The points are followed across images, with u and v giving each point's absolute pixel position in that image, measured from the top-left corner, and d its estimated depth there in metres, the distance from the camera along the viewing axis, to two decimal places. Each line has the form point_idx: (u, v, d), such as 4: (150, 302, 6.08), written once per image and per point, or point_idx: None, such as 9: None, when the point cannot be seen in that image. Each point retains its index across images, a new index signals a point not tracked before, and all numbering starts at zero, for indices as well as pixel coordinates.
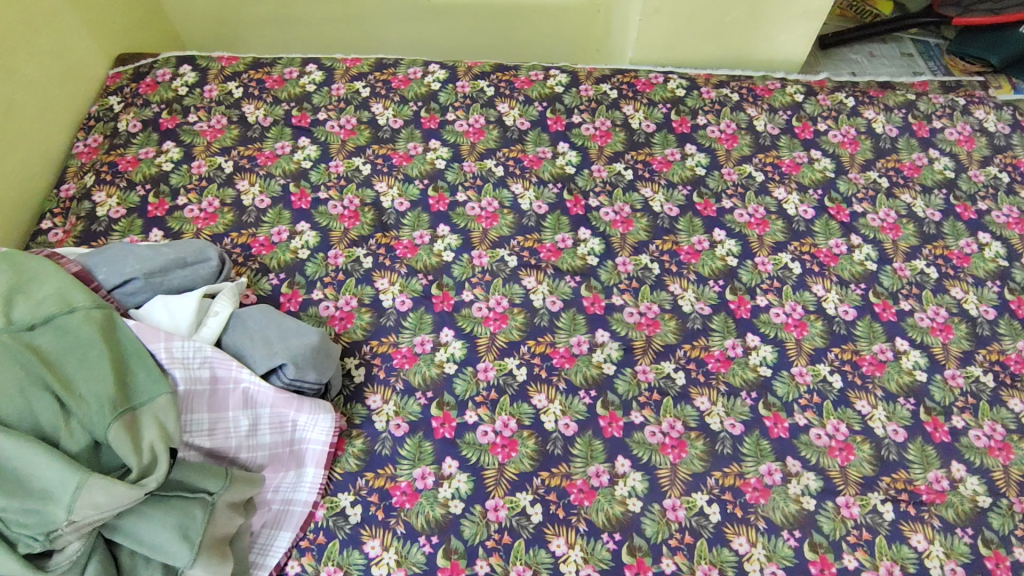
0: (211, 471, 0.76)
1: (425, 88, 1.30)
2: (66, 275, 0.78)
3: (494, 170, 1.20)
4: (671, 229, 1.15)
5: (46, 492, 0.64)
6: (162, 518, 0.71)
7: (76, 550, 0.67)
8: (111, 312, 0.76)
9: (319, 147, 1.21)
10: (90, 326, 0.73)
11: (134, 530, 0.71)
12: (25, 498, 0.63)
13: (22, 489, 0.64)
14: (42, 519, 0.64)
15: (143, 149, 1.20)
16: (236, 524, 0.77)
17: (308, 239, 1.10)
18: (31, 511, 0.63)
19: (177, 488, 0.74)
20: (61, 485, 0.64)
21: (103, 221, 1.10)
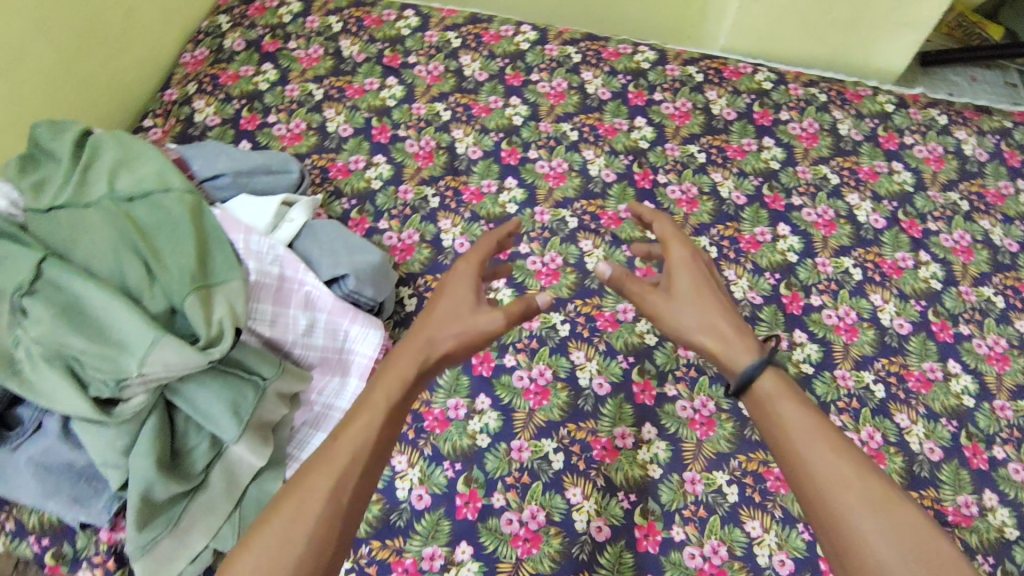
0: (266, 359, 0.82)
1: (514, 47, 1.32)
2: (166, 161, 0.84)
3: (568, 134, 1.21)
4: (735, 217, 1.15)
5: (124, 342, 0.70)
6: (218, 392, 0.78)
7: (140, 403, 0.73)
8: (201, 201, 0.81)
9: (405, 88, 1.25)
10: (181, 206, 0.78)
11: (192, 398, 0.77)
12: (105, 344, 0.70)
13: (104, 336, 0.70)
14: (117, 366, 0.69)
15: (243, 67, 1.27)
16: (280, 414, 0.83)
17: (382, 171, 1.15)
18: (109, 356, 0.69)
19: (234, 368, 0.80)
20: (138, 338, 0.70)
21: (199, 126, 1.18)
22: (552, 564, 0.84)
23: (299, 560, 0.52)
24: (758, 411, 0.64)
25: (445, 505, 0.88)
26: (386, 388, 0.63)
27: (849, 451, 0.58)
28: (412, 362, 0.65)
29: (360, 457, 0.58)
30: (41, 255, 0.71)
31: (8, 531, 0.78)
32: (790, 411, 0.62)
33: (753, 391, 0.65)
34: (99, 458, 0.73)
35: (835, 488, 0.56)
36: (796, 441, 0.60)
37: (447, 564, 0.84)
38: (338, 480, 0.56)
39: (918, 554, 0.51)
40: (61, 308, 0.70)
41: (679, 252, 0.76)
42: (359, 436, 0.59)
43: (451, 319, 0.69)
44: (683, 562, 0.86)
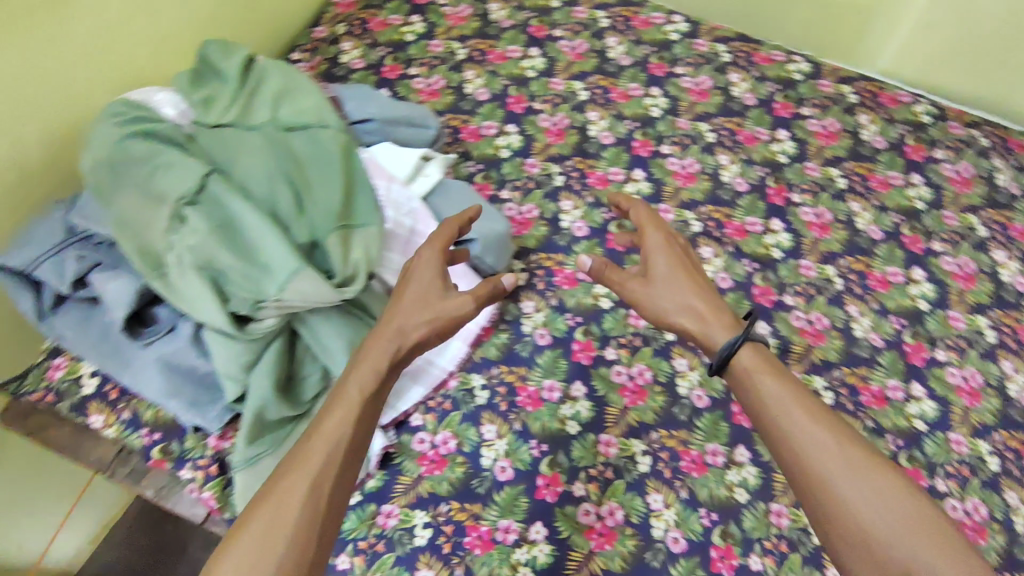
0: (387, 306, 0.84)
1: (663, 36, 1.27)
2: (324, 96, 0.86)
3: (705, 135, 1.17)
4: (867, 251, 1.08)
5: (264, 265, 0.72)
6: (339, 328, 0.79)
7: (270, 326, 0.76)
8: (353, 141, 0.83)
9: (547, 62, 1.23)
10: (336, 144, 0.80)
11: (315, 329, 0.79)
12: (248, 263, 0.72)
13: (248, 255, 0.73)
14: (255, 287, 0.72)
15: (393, 16, 1.28)
16: None
17: (512, 141, 1.13)
18: (249, 276, 0.72)
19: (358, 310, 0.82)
20: (279, 264, 0.72)
21: (344, 68, 1.20)
22: (623, 564, 0.83)
23: (290, 542, 0.56)
24: (743, 389, 0.71)
25: (525, 482, 0.88)
26: (361, 376, 0.69)
27: (826, 417, 0.65)
28: (383, 357, 0.72)
29: (339, 449, 0.63)
30: (206, 168, 0.74)
31: (124, 421, 0.83)
32: (772, 387, 0.69)
33: (733, 368, 0.72)
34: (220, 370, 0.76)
35: (820, 455, 0.63)
36: (782, 414, 0.66)
37: (520, 540, 0.84)
38: (321, 471, 0.61)
39: (896, 511, 0.59)
40: (216, 221, 0.73)
41: (654, 243, 0.84)
42: (336, 433, 0.64)
43: (417, 307, 0.75)
44: None
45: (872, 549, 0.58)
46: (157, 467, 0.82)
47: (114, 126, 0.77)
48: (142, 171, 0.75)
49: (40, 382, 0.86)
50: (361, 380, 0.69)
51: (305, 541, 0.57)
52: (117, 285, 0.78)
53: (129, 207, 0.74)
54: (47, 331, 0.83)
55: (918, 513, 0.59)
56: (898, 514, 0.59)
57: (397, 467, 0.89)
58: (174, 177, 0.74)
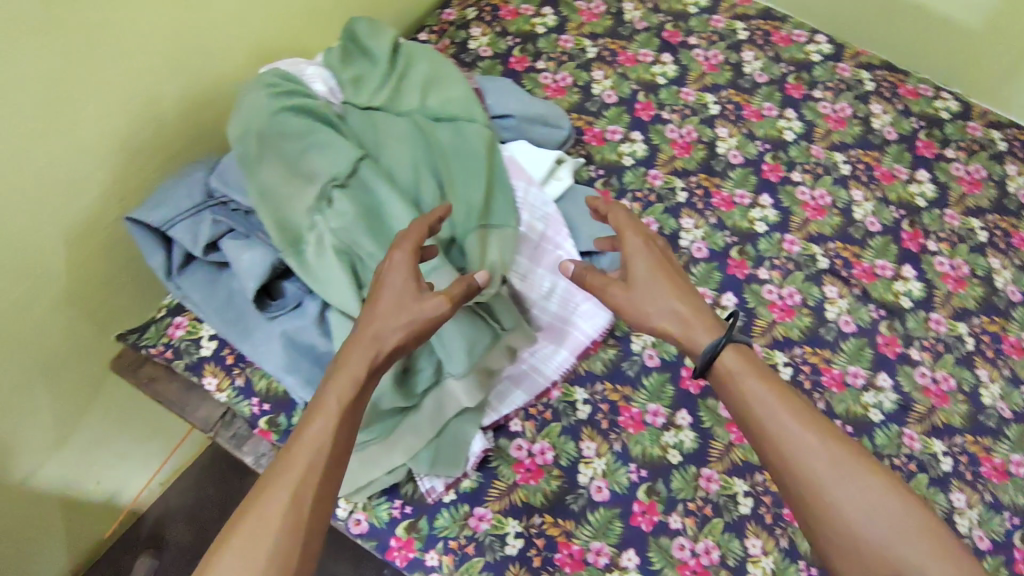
0: (510, 310, 0.82)
1: (804, 55, 1.21)
2: (470, 88, 0.85)
3: (840, 166, 1.11)
4: (1003, 312, 1.01)
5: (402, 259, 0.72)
6: (461, 327, 0.78)
7: None
8: (496, 138, 0.82)
9: (679, 69, 1.18)
10: (481, 139, 0.79)
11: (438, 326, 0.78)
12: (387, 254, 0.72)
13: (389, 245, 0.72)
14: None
15: (524, 5, 1.24)
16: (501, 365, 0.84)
17: (637, 150, 1.09)
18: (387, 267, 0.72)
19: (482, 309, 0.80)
20: (418, 260, 0.71)
21: (472, 54, 1.17)
22: None
23: (269, 558, 0.55)
24: (730, 394, 0.69)
25: (621, 506, 0.85)
26: (338, 389, 0.62)
27: (812, 421, 0.66)
28: (359, 368, 0.63)
29: (315, 467, 0.59)
30: (357, 152, 0.74)
31: (238, 387, 0.83)
32: (761, 392, 0.68)
33: (719, 373, 0.70)
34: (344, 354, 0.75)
35: (807, 458, 0.64)
36: (770, 424, 0.66)
37: (611, 565, 0.82)
38: (300, 486, 0.58)
39: (886, 515, 0.61)
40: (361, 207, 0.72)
41: (634, 248, 0.76)
42: (311, 447, 0.60)
43: (395, 309, 0.65)
44: None
45: (865, 550, 0.60)
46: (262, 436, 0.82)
47: (265, 93, 0.75)
48: (292, 146, 0.74)
49: (160, 338, 0.86)
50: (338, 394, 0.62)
51: (285, 555, 0.55)
52: (250, 255, 0.77)
53: (272, 177, 0.73)
54: (173, 289, 0.84)
55: (906, 510, 0.61)
56: (887, 514, 0.61)
57: (493, 471, 0.86)
58: (324, 157, 0.74)
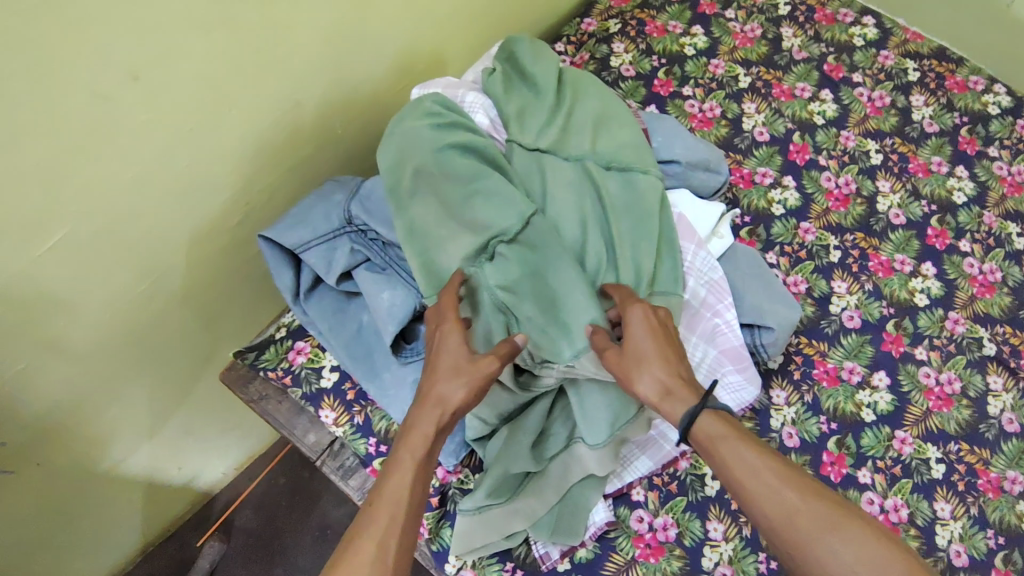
0: None
1: (980, 105, 1.10)
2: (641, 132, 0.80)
3: (1014, 239, 1.00)
4: None
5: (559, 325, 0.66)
6: (598, 395, 0.73)
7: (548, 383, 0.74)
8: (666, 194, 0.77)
9: (839, 109, 1.08)
10: (654, 195, 0.74)
11: (579, 392, 0.74)
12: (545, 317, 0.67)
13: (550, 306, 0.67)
14: (550, 343, 0.66)
15: (672, 21, 1.14)
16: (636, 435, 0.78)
17: (789, 199, 1.00)
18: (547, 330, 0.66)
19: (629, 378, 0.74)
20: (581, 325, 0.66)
21: (614, 73, 1.08)
22: None
23: None
24: (710, 457, 0.59)
25: None
26: (411, 443, 0.59)
27: (802, 486, 0.56)
28: (426, 424, 0.59)
29: (398, 516, 0.55)
30: (526, 204, 0.70)
31: (356, 424, 0.78)
32: (739, 452, 0.58)
33: (699, 438, 0.60)
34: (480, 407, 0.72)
35: (789, 520, 0.55)
36: (751, 491, 0.57)
37: None
38: (384, 536, 0.54)
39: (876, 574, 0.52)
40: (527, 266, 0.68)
41: (634, 313, 0.64)
42: (392, 498, 0.56)
43: (451, 368, 0.61)
44: None
45: None
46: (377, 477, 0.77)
47: (431, 130, 0.71)
48: (458, 192, 0.71)
49: (280, 361, 0.81)
50: (409, 448, 0.59)
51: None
52: (389, 295, 0.71)
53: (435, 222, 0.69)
54: (298, 313, 0.77)
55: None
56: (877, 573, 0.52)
57: (611, 543, 0.79)
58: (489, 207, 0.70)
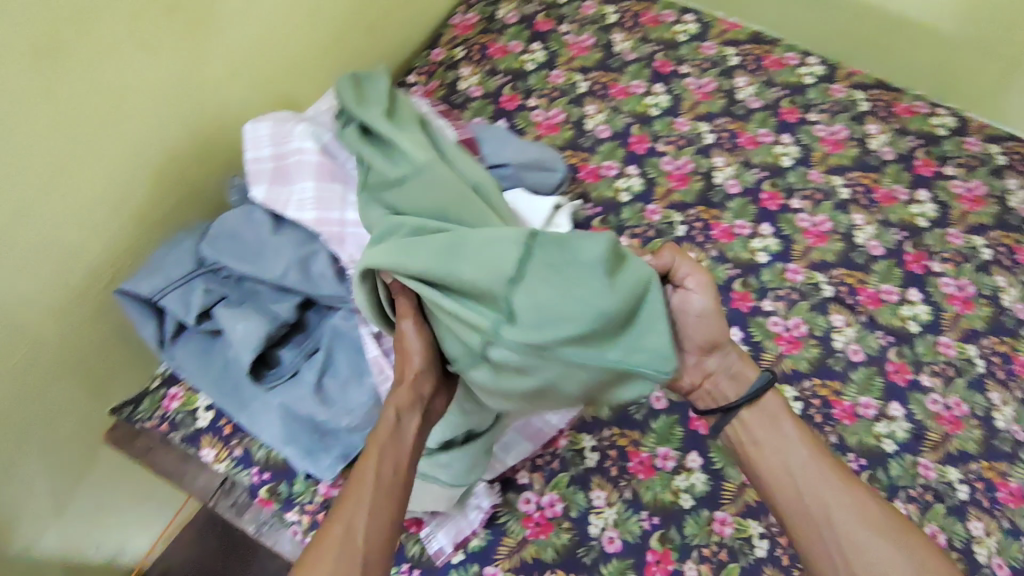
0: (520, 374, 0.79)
1: (796, 79, 1.21)
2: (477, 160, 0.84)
3: (839, 191, 1.10)
4: (1014, 331, 0.99)
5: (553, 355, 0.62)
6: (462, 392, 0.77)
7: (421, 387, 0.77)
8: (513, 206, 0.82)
9: (671, 99, 1.18)
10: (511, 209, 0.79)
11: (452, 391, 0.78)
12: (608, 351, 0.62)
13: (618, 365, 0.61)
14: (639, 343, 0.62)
15: (512, 42, 1.25)
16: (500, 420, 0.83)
17: (633, 185, 1.09)
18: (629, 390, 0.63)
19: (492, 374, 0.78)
20: (652, 357, 0.61)
21: (461, 95, 1.18)
22: None
23: None
24: (768, 429, 0.72)
25: (634, 557, 0.81)
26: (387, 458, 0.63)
27: (830, 463, 0.69)
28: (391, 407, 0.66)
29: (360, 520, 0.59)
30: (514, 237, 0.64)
31: (236, 457, 0.82)
32: (794, 432, 0.71)
33: (759, 411, 0.73)
34: (343, 423, 0.77)
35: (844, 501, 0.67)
36: (791, 457, 0.70)
37: None
38: (348, 537, 0.58)
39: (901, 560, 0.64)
40: (537, 311, 0.60)
41: (693, 275, 0.71)
42: (360, 480, 0.61)
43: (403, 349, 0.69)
44: None
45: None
46: (261, 505, 0.80)
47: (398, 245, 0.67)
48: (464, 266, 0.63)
49: (155, 410, 0.86)
50: (376, 436, 0.64)
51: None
52: (245, 326, 0.76)
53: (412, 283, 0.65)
54: (166, 358, 0.82)
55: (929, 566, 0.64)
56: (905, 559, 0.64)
57: (501, 527, 0.84)
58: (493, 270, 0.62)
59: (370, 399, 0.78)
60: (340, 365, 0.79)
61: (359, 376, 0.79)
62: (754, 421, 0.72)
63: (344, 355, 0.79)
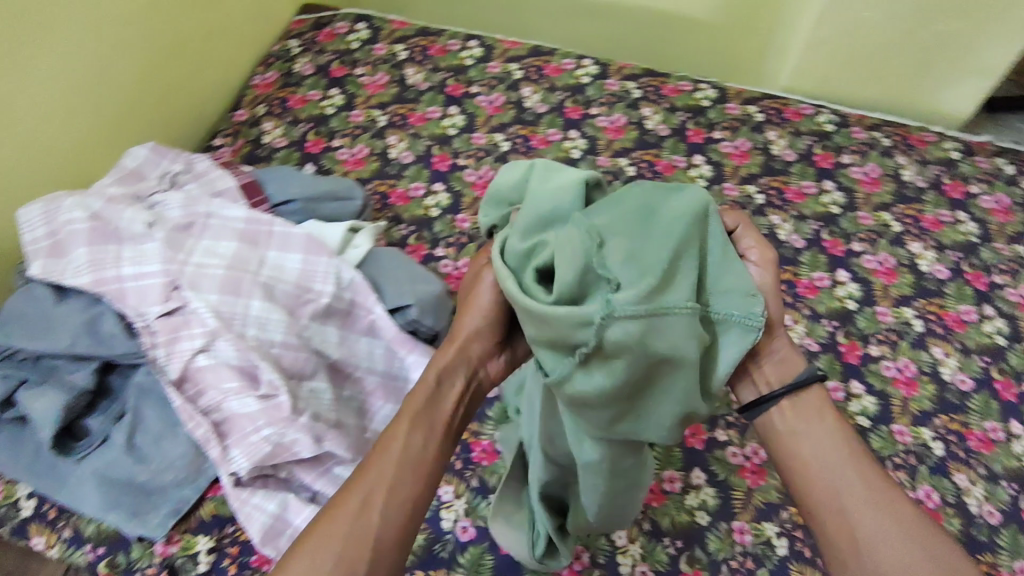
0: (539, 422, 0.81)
1: (575, 80, 1.33)
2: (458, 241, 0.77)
3: (626, 169, 1.21)
4: (792, 260, 1.13)
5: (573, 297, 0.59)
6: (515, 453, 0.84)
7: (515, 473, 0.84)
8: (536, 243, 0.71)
9: (466, 118, 1.28)
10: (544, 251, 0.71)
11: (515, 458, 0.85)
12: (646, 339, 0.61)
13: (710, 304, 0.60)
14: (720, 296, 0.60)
15: (311, 91, 1.31)
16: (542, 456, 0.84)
17: (441, 200, 1.16)
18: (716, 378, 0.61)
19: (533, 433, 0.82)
20: (734, 293, 0.60)
21: (267, 148, 1.22)
22: None
23: (342, 551, 0.53)
24: (799, 425, 0.62)
25: (488, 539, 0.89)
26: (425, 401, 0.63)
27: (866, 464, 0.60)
28: (427, 373, 0.65)
29: (392, 466, 0.58)
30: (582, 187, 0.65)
31: (66, 538, 0.82)
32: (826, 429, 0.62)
33: (800, 403, 0.63)
34: (168, 478, 0.83)
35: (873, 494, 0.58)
36: (825, 453, 0.60)
37: None
38: (372, 489, 0.56)
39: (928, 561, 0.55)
40: (628, 261, 0.57)
41: (758, 249, 0.67)
42: (382, 456, 0.59)
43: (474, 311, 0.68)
44: None
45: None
46: None
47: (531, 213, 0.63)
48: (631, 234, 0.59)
49: None
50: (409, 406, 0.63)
51: (356, 560, 0.53)
52: (43, 401, 0.77)
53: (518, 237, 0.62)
54: None
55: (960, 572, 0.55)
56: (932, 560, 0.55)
57: None
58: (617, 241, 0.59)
59: (189, 449, 0.84)
60: (149, 421, 0.84)
61: (171, 428, 0.84)
62: (790, 412, 0.63)
63: (153, 411, 0.84)
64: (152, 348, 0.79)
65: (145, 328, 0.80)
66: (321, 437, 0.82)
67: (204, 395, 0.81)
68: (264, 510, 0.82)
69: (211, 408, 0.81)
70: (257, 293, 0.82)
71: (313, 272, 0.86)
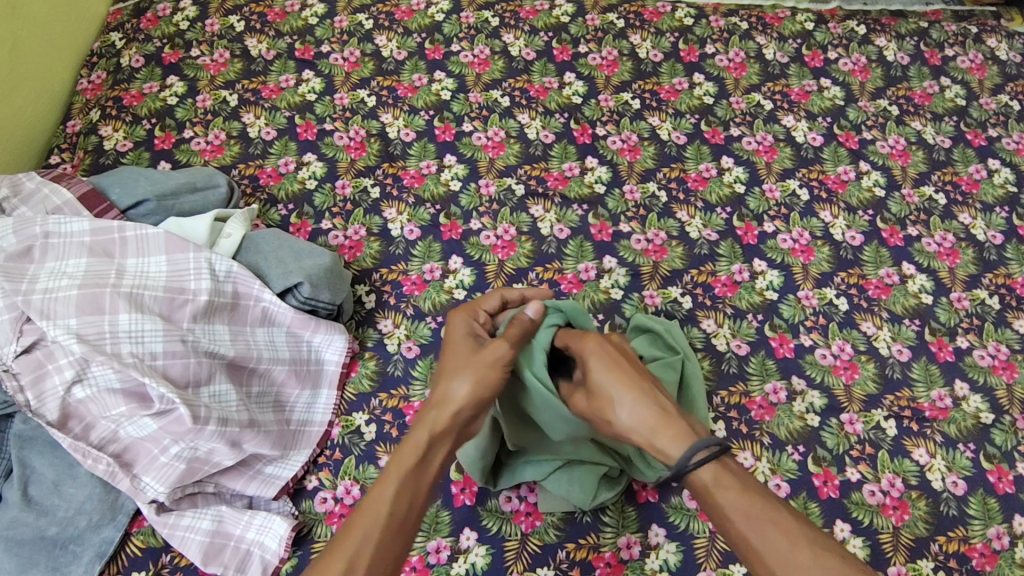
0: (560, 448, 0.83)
1: (429, 19, 1.27)
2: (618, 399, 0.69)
3: (500, 101, 1.18)
4: (678, 157, 1.14)
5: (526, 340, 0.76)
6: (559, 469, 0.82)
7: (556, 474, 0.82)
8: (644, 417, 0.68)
9: (323, 80, 1.20)
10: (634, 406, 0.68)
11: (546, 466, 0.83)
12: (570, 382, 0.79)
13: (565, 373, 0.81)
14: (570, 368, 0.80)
15: (147, 84, 1.20)
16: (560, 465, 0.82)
17: (315, 170, 1.10)
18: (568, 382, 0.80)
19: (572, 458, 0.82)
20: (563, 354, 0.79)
21: (111, 154, 1.11)
22: (557, 532, 0.84)
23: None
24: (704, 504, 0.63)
25: (441, 496, 0.86)
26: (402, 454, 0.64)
27: (767, 522, 0.60)
28: (420, 436, 0.65)
29: (372, 531, 0.59)
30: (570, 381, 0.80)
31: None
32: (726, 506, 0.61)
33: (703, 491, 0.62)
34: (82, 523, 0.77)
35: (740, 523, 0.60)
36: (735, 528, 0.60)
37: (454, 554, 0.83)
38: (353, 552, 0.57)
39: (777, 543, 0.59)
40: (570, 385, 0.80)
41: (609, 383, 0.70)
42: (372, 513, 0.60)
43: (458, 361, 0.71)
44: (684, 505, 0.86)
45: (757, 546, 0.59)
46: None
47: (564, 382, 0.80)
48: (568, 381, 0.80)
49: None
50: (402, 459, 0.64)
51: None
52: None
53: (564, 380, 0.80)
54: None
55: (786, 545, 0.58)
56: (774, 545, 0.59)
57: (309, 539, 0.80)
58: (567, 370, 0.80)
59: (95, 487, 0.78)
60: (40, 470, 0.77)
61: (69, 471, 0.78)
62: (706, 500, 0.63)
63: (42, 459, 0.77)
64: (20, 392, 0.74)
65: (5, 372, 0.75)
66: (236, 441, 0.79)
67: (95, 428, 0.77)
68: (198, 530, 0.78)
69: (106, 439, 0.77)
70: (121, 305, 0.76)
71: (182, 271, 0.82)
